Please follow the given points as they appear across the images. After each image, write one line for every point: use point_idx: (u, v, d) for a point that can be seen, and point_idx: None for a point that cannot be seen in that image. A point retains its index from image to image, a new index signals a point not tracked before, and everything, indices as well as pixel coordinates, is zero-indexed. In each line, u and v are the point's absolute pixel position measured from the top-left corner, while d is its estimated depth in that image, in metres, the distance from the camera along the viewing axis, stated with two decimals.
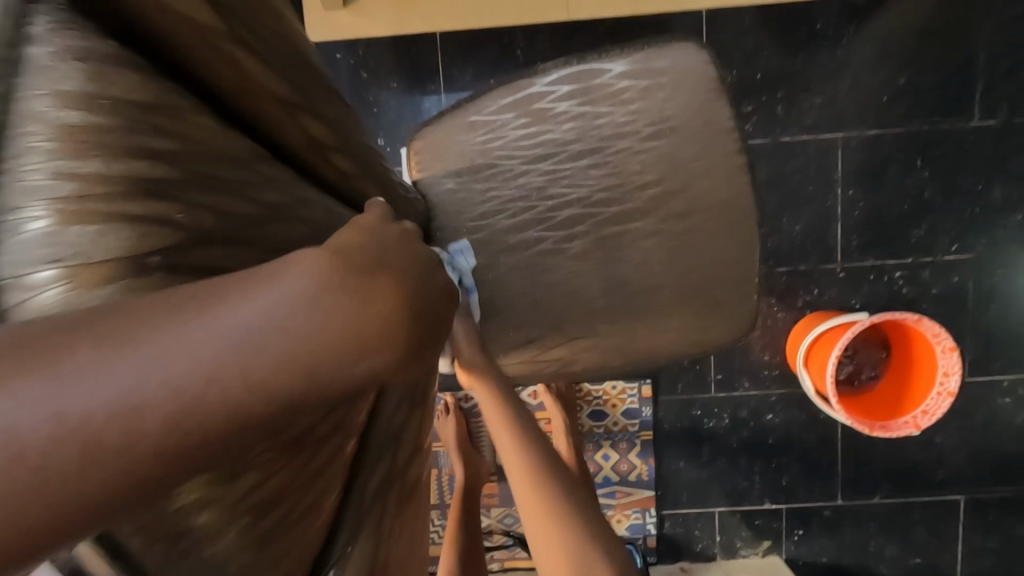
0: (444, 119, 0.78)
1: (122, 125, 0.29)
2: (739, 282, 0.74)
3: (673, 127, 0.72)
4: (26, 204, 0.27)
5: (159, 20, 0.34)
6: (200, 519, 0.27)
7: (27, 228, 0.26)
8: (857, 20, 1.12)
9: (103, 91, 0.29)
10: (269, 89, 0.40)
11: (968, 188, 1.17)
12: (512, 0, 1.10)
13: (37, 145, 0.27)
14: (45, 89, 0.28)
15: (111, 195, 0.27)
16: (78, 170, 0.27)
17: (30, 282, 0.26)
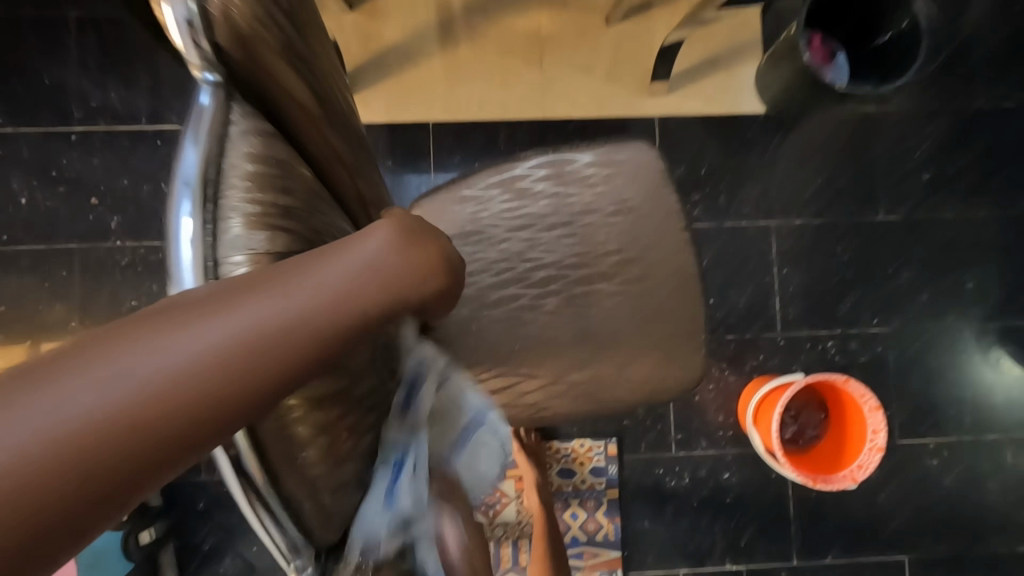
0: (438, 193, 0.90)
1: (282, 171, 0.40)
2: (689, 337, 0.87)
3: (631, 206, 0.88)
4: (228, 213, 0.35)
5: (282, 99, 0.44)
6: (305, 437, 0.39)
7: (230, 229, 0.35)
8: (780, 132, 1.36)
9: (272, 149, 0.40)
10: (338, 153, 0.51)
11: (881, 271, 1.37)
12: (495, 101, 1.33)
13: (239, 175, 0.37)
14: (242, 140, 0.38)
15: (279, 215, 0.38)
16: (264, 198, 0.37)
17: (230, 268, 0.34)
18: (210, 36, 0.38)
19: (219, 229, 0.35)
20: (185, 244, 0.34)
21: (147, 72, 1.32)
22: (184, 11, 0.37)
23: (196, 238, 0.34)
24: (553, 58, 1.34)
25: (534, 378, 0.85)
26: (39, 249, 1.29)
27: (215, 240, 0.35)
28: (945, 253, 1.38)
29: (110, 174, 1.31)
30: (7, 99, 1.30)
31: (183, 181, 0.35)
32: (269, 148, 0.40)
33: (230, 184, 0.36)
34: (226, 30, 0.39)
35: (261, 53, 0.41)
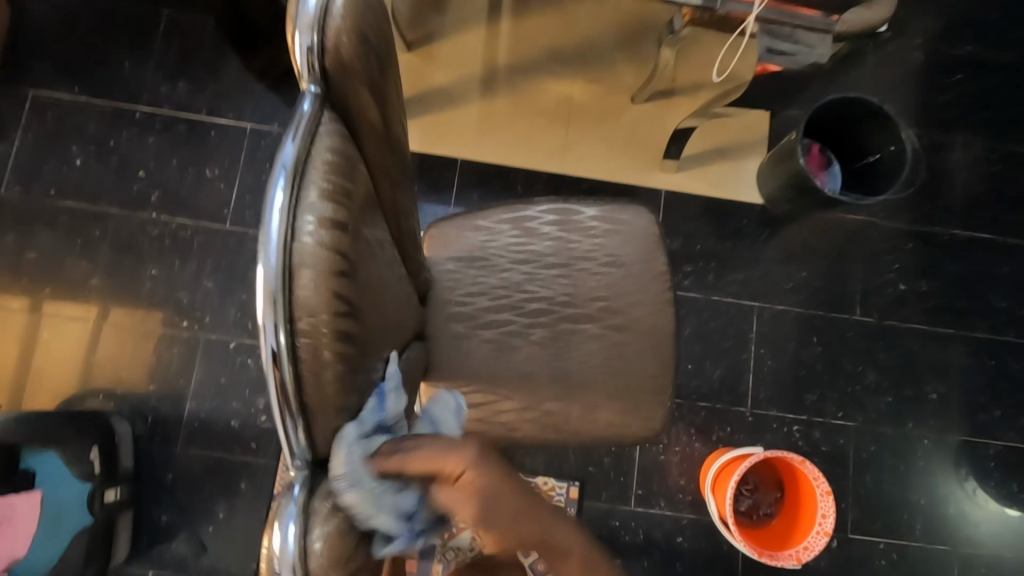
0: (456, 219, 0.99)
1: (353, 162, 0.49)
2: (656, 390, 0.94)
3: (623, 262, 0.98)
4: (308, 184, 0.45)
5: (363, 116, 0.54)
6: (328, 378, 0.45)
7: (307, 196, 0.44)
8: (773, 224, 1.48)
9: (348, 143, 0.50)
10: (393, 168, 0.60)
11: (851, 368, 1.45)
12: (519, 151, 1.46)
13: (321, 158, 0.46)
14: (326, 133, 0.48)
15: (345, 193, 0.47)
16: (338, 178, 0.47)
17: (301, 225, 0.43)
18: (320, 62, 0.50)
19: (302, 195, 0.44)
20: (274, 210, 0.43)
21: (216, 72, 1.46)
22: (308, 42, 0.49)
23: (283, 206, 0.43)
24: (579, 124, 1.48)
25: (510, 401, 0.92)
26: (80, 209, 1.39)
27: (295, 209, 0.44)
28: (912, 362, 1.47)
29: (162, 154, 1.42)
30: (87, 73, 1.44)
31: (280, 163, 0.44)
32: (349, 146, 0.49)
33: (313, 167, 0.46)
34: (334, 59, 0.50)
35: (357, 79, 0.51)
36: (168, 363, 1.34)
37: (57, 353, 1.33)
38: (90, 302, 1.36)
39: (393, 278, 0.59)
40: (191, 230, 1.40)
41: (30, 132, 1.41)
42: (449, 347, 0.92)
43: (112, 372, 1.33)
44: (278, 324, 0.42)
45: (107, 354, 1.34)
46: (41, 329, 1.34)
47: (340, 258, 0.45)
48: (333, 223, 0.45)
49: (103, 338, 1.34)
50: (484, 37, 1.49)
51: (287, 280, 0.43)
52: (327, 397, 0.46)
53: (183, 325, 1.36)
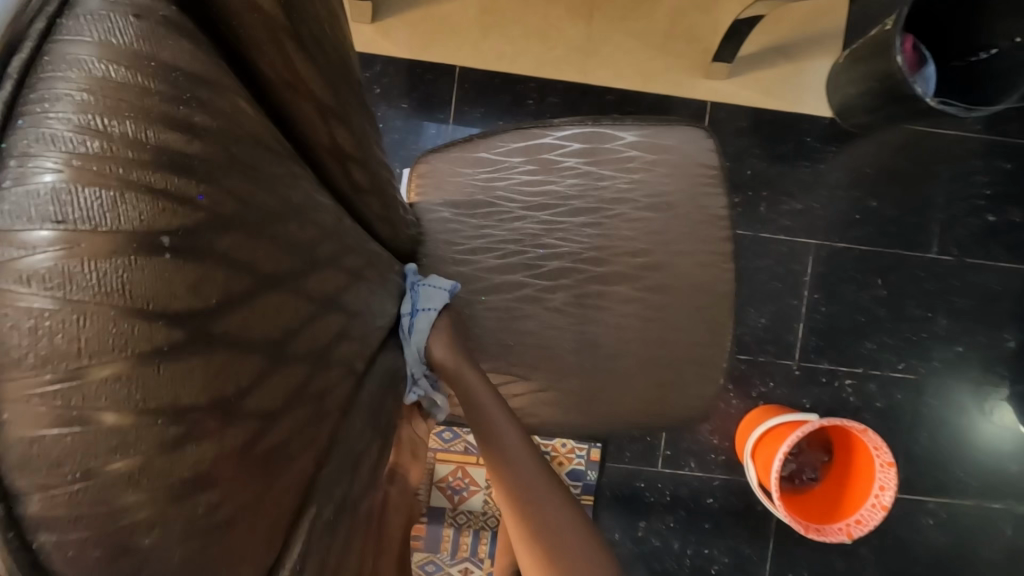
0: (453, 150, 0.77)
1: (163, 93, 0.27)
2: (706, 364, 0.76)
3: (668, 204, 0.75)
4: (38, 152, 0.24)
5: (238, 17, 0.34)
6: (136, 513, 0.25)
7: (37, 178, 0.23)
8: (841, 142, 1.22)
9: (152, 56, 0.27)
10: (315, 95, 0.40)
11: (917, 314, 1.25)
12: (531, 54, 1.17)
13: (69, 95, 0.25)
14: (93, 40, 0.26)
15: (135, 162, 0.25)
16: (112, 132, 0.25)
17: (20, 237, 0.23)
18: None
19: (20, 175, 0.23)
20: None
21: None
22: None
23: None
24: (605, 18, 1.17)
25: (523, 382, 0.73)
26: None
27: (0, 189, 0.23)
28: (989, 305, 1.26)
29: None
30: None
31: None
32: (157, 75, 0.27)
33: (55, 108, 0.25)
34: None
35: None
36: None
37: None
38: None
39: (318, 284, 0.39)
40: None
41: None
42: None
43: None
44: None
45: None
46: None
47: (100, 287, 0.24)
48: (93, 225, 0.24)
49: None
50: None
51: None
52: (149, 541, 0.25)
53: None
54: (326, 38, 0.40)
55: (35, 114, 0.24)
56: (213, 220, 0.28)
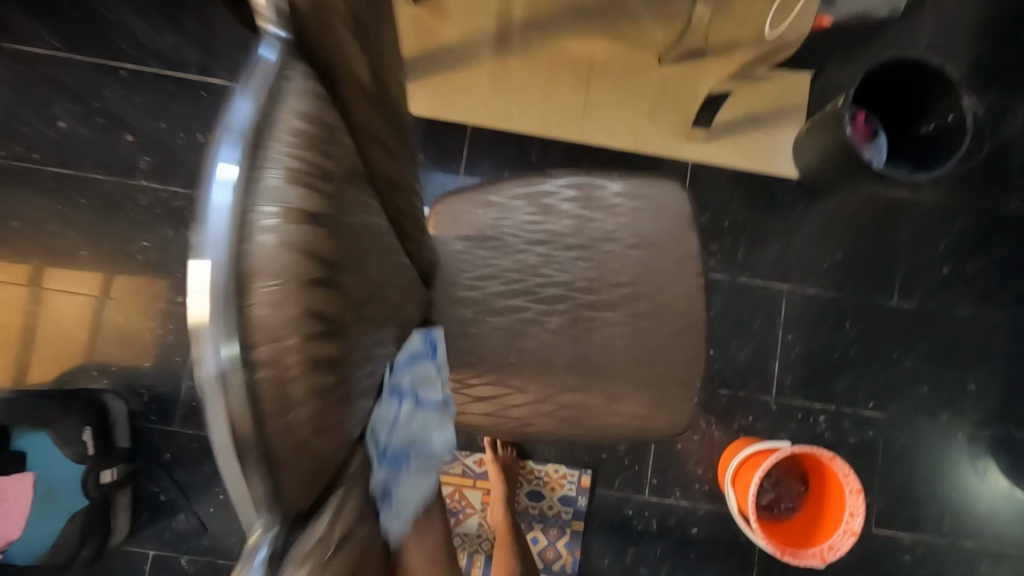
0: (465, 193, 0.89)
1: (326, 132, 0.40)
2: (685, 383, 0.86)
3: (650, 243, 0.88)
4: (271, 160, 0.35)
5: (347, 81, 0.45)
6: (299, 408, 0.37)
7: (270, 176, 0.35)
8: (809, 200, 1.37)
9: (322, 108, 0.41)
10: (381, 135, 0.52)
11: (886, 355, 1.36)
12: (535, 116, 1.34)
13: (286, 128, 0.37)
14: (294, 94, 0.39)
15: (316, 176, 0.38)
16: (308, 155, 0.38)
17: (261, 212, 0.34)
18: (289, 11, 0.39)
19: (262, 173, 0.35)
20: (226, 186, 0.33)
21: (209, 22, 1.32)
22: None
23: (237, 179, 0.34)
24: (600, 88, 1.35)
25: (523, 393, 0.85)
26: (65, 174, 1.30)
27: (251, 190, 0.34)
28: (951, 349, 1.37)
29: (148, 115, 1.31)
30: (64, 24, 1.31)
31: (234, 125, 0.34)
32: (321, 119, 0.40)
33: (278, 136, 0.36)
34: (306, 14, 0.40)
35: (334, 34, 0.43)
36: (162, 337, 1.28)
37: (60, 325, 1.27)
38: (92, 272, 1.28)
39: (377, 277, 0.51)
40: (182, 199, 1.30)
41: (7, 89, 1.29)
42: (457, 335, 0.85)
43: (105, 348, 1.27)
44: (226, 329, 0.33)
45: (115, 324, 1.28)
46: (45, 301, 1.27)
47: (305, 252, 0.36)
48: (301, 212, 0.36)
49: (110, 311, 1.28)
50: None
51: (237, 267, 0.33)
52: (295, 430, 0.37)
53: (177, 301, 1.29)
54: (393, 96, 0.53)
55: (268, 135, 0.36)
56: (342, 220, 0.41)
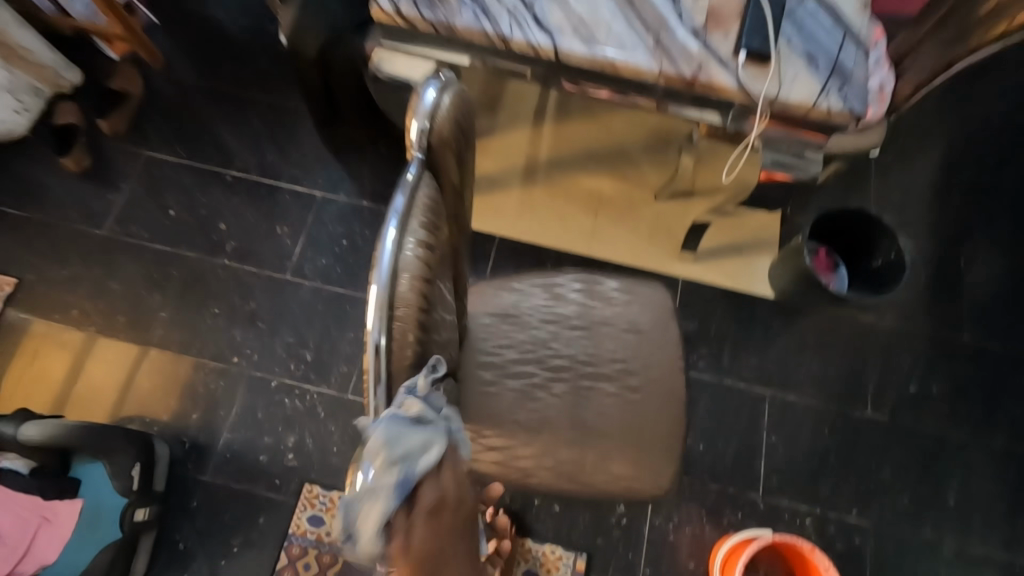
0: (493, 279, 1.12)
1: (443, 206, 0.60)
2: (667, 449, 1.00)
3: (640, 330, 1.08)
4: (414, 223, 0.55)
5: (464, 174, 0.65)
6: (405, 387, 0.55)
7: (412, 233, 0.54)
8: (785, 317, 1.58)
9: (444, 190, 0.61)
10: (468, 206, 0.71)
11: (864, 463, 1.46)
12: (552, 233, 1.64)
13: (425, 203, 0.57)
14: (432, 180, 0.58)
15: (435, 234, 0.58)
16: (433, 221, 0.57)
17: (405, 254, 0.54)
18: (427, 142, 0.56)
19: (409, 229, 0.54)
20: (388, 244, 0.53)
21: (302, 146, 1.69)
22: (422, 126, 0.56)
23: (394, 239, 0.53)
24: (606, 215, 1.66)
25: (529, 446, 1.00)
26: (164, 250, 1.58)
27: (400, 246, 0.54)
28: (927, 463, 1.47)
29: (241, 210, 1.63)
30: (192, 140, 1.69)
31: (395, 207, 0.53)
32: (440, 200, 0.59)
33: (417, 211, 0.55)
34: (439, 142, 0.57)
35: (451, 156, 0.60)
36: (213, 392, 1.46)
37: (96, 375, 1.48)
38: (141, 329, 1.52)
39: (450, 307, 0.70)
40: (255, 277, 1.56)
41: (136, 184, 1.64)
42: (477, 391, 1.02)
43: (134, 402, 1.46)
44: (380, 325, 0.52)
45: (141, 385, 1.47)
46: (93, 349, 1.50)
47: (426, 282, 0.55)
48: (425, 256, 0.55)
49: (143, 371, 1.48)
50: (530, 137, 1.73)
51: (389, 291, 0.52)
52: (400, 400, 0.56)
53: (232, 361, 1.48)
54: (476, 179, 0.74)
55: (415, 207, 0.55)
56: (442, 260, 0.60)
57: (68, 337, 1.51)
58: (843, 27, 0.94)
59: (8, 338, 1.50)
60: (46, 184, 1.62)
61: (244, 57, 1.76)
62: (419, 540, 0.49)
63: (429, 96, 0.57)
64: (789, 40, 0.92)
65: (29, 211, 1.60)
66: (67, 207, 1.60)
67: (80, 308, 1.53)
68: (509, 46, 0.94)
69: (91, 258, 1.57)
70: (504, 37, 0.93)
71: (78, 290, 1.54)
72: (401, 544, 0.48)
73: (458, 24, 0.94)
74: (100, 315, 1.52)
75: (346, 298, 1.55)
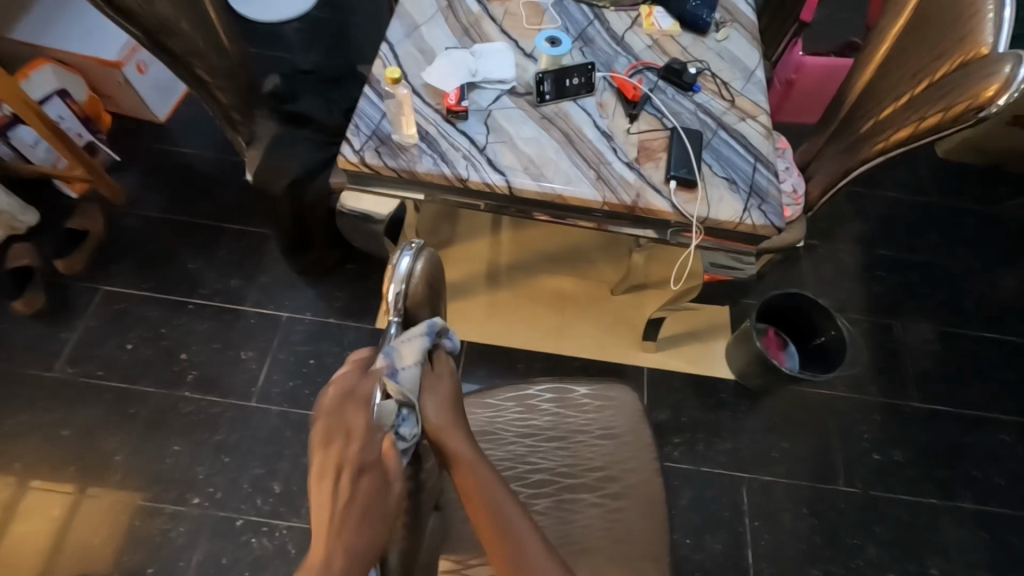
0: (468, 396, 1.14)
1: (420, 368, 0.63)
2: (657, 560, 1.00)
3: (616, 434, 1.10)
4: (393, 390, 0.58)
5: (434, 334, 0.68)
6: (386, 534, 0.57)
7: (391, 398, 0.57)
8: (748, 398, 1.64)
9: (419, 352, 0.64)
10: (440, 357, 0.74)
11: (846, 540, 1.48)
12: (518, 334, 1.69)
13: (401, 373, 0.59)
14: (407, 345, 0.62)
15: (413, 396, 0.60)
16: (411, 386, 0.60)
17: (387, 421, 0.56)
18: (402, 305, 0.61)
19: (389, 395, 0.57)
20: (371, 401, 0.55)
21: (266, 269, 1.72)
22: (396, 291, 0.61)
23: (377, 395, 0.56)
24: (569, 312, 1.73)
25: None
26: (121, 388, 1.52)
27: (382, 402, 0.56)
28: (903, 534, 1.50)
29: (205, 338, 1.61)
30: (153, 271, 1.69)
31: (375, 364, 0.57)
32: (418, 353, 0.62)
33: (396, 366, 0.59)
34: (412, 302, 0.62)
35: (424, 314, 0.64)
36: (173, 540, 1.35)
37: (30, 537, 1.35)
38: (80, 473, 1.42)
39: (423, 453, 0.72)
40: (219, 406, 1.52)
41: (93, 321, 1.60)
42: (463, 516, 1.00)
43: (66, 560, 1.34)
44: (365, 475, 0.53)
45: (79, 538, 1.35)
46: (25, 501, 1.39)
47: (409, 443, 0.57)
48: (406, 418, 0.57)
49: (78, 520, 1.37)
50: (489, 243, 1.82)
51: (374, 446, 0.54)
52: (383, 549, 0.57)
53: (194, 502, 1.40)
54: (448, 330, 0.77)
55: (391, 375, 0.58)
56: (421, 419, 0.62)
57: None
58: (754, 154, 1.10)
59: None
60: None
61: (208, 188, 1.82)
62: (443, 387, 0.65)
63: (403, 265, 0.62)
64: (711, 167, 1.07)
65: None
66: (16, 352, 1.54)
67: (20, 458, 1.43)
68: (466, 184, 1.03)
69: (40, 404, 1.49)
70: (461, 177, 1.02)
71: (24, 440, 1.45)
72: (430, 388, 0.63)
73: (419, 170, 1.02)
74: (44, 464, 1.42)
75: (315, 420, 1.52)
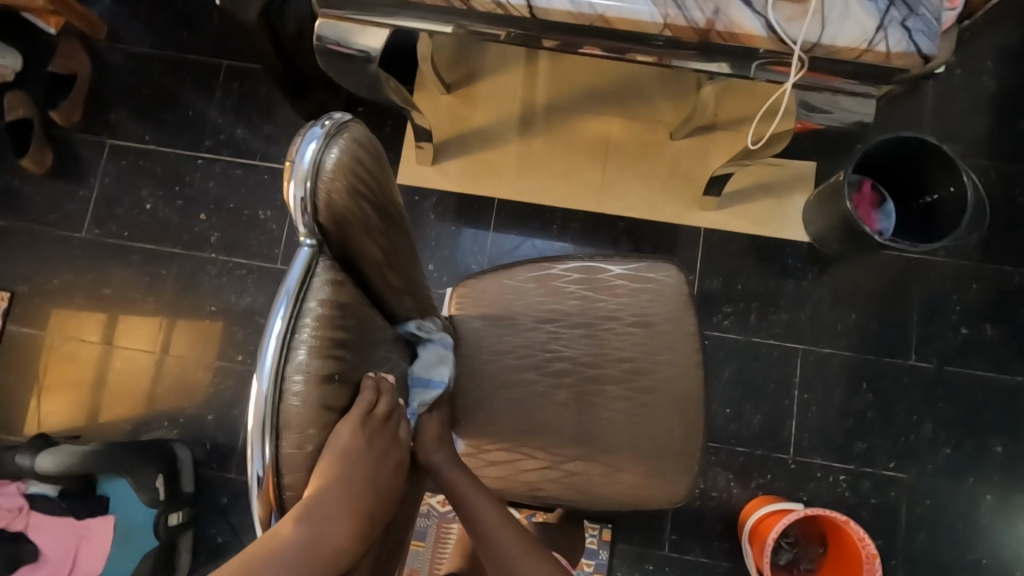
0: (486, 276, 1.01)
1: (345, 303, 0.55)
2: (683, 456, 0.94)
3: (650, 322, 0.97)
4: (296, 347, 0.50)
5: (363, 254, 0.61)
6: None
7: (297, 356, 0.50)
8: (819, 265, 1.42)
9: (345, 290, 0.56)
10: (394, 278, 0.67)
11: (903, 416, 1.37)
12: (556, 190, 1.47)
13: (308, 322, 0.51)
14: (323, 279, 0.54)
15: (330, 347, 0.52)
16: (325, 335, 0.52)
17: (291, 383, 0.50)
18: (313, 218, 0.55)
19: (290, 354, 0.50)
20: (272, 338, 0.50)
21: (272, 118, 1.53)
22: (300, 191, 0.54)
23: (278, 356, 0.49)
24: (615, 163, 1.47)
25: (534, 458, 0.93)
26: (150, 248, 1.50)
27: (289, 361, 0.50)
28: (972, 412, 1.37)
29: (219, 196, 1.51)
30: (154, 121, 1.54)
31: (284, 292, 0.51)
32: (345, 277, 0.56)
33: (312, 293, 0.53)
34: (326, 213, 0.56)
35: (351, 227, 0.58)
36: (224, 393, 1.44)
37: (101, 387, 1.46)
38: (154, 336, 1.47)
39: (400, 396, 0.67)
40: (245, 269, 1.48)
41: (106, 178, 1.53)
42: (477, 404, 0.95)
43: (168, 399, 1.44)
44: (264, 446, 0.48)
45: (144, 388, 1.45)
46: (108, 362, 1.47)
47: (320, 400, 0.51)
48: (319, 378, 0.51)
49: (162, 372, 1.46)
50: (522, 77, 1.51)
51: (274, 402, 0.49)
52: None
53: (238, 360, 1.45)
54: (406, 247, 0.69)
55: (294, 332, 0.51)
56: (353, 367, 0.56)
57: (82, 351, 1.47)
58: None
59: (9, 354, 1.48)
60: (17, 190, 1.53)
61: (195, 19, 1.57)
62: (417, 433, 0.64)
63: (310, 154, 0.55)
64: None
65: (9, 222, 1.52)
66: (44, 210, 1.52)
67: (94, 324, 1.48)
68: (470, 5, 0.77)
69: (80, 264, 1.50)
70: None
71: (73, 300, 1.49)
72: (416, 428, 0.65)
73: None
74: (114, 329, 1.48)
75: None
